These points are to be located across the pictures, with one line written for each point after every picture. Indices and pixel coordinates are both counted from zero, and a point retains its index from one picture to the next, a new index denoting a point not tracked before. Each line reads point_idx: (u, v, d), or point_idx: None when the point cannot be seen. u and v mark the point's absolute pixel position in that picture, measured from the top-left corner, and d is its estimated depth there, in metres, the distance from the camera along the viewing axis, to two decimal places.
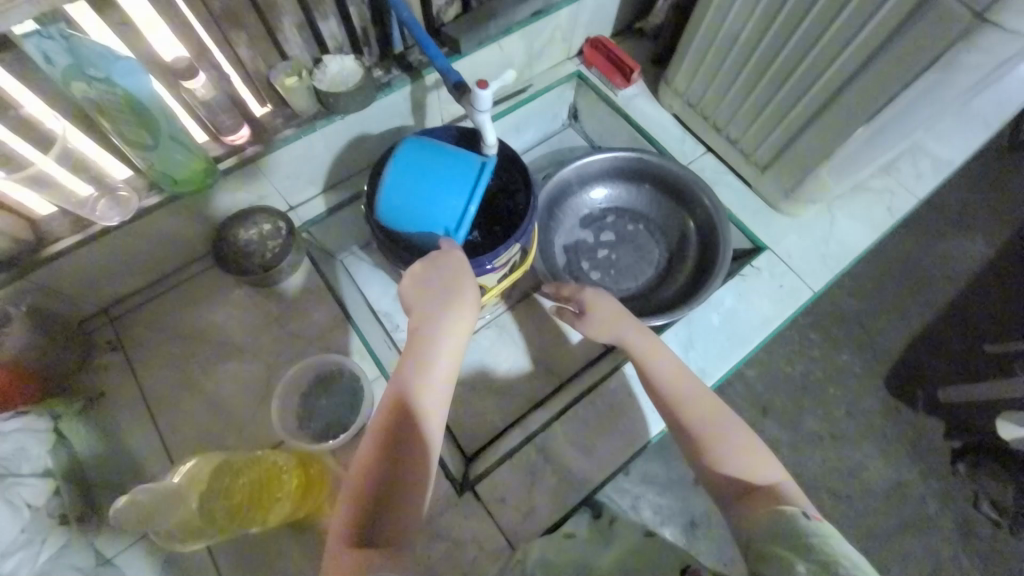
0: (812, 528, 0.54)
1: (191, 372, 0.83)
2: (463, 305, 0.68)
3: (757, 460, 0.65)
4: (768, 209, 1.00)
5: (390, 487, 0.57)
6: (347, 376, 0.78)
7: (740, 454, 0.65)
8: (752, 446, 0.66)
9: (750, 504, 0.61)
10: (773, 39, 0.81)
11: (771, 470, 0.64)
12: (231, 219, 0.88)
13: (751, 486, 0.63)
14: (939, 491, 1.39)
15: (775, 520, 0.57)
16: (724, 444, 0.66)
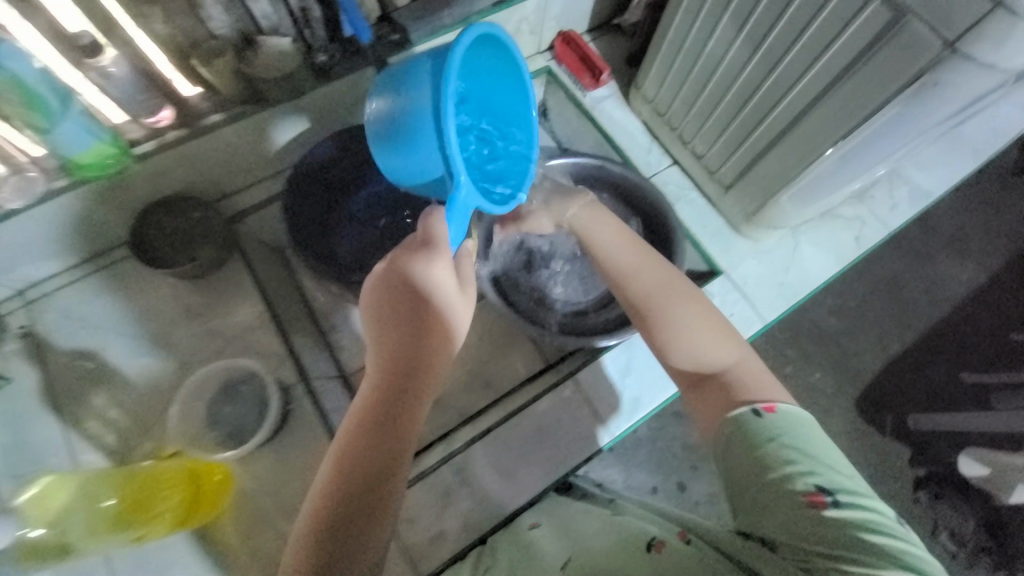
0: (767, 429, 0.54)
1: (105, 365, 0.80)
2: (457, 299, 0.61)
3: (723, 340, 0.65)
4: (729, 232, 0.95)
5: (367, 510, 0.53)
6: (256, 384, 0.76)
7: (704, 340, 0.65)
8: (708, 327, 0.66)
9: (698, 393, 0.62)
10: (739, 54, 0.74)
11: (728, 352, 0.63)
12: (158, 205, 0.83)
13: (702, 375, 0.63)
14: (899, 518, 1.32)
15: (731, 428, 0.56)
16: (691, 333, 0.65)
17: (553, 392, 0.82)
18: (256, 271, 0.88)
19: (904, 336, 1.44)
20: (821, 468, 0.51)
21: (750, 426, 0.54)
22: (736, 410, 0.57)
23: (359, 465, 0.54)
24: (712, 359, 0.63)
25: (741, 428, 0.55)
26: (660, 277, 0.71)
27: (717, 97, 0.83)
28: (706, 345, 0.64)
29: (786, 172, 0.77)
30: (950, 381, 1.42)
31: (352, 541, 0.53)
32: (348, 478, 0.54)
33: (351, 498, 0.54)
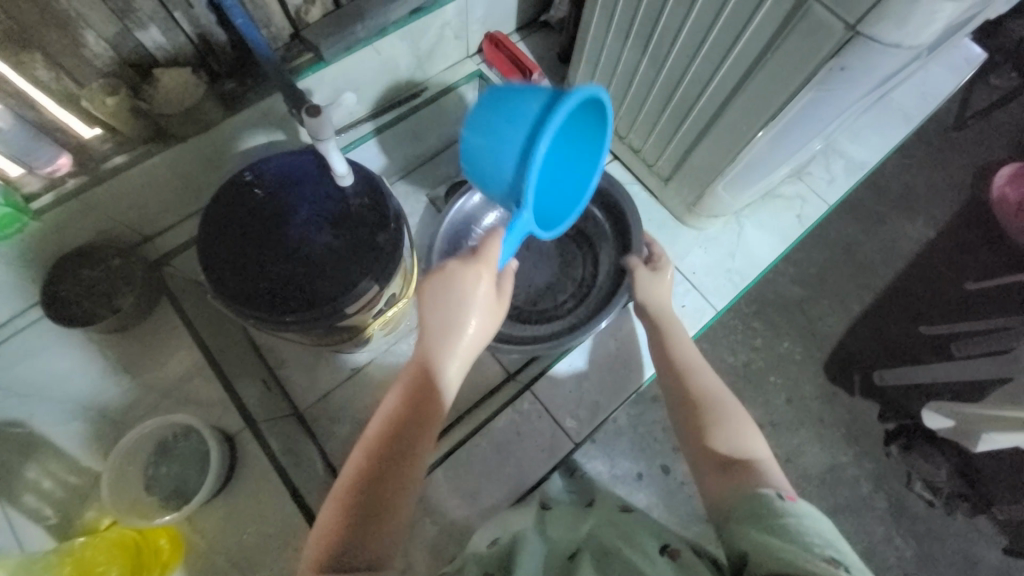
0: (789, 508, 0.47)
1: (30, 431, 0.75)
2: (488, 310, 0.63)
3: (741, 431, 0.59)
4: (675, 222, 0.95)
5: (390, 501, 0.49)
6: (193, 440, 0.73)
7: (725, 427, 0.59)
8: (743, 420, 0.60)
9: (726, 479, 0.54)
10: (651, 59, 0.76)
11: (754, 441, 0.57)
12: (69, 259, 0.78)
13: (731, 461, 0.55)
14: (873, 473, 1.31)
15: (745, 500, 0.50)
16: (730, 418, 0.60)
17: (510, 405, 0.81)
18: (189, 317, 0.84)
19: (862, 294, 1.42)
20: (843, 554, 0.42)
21: (765, 501, 0.48)
22: (761, 488, 0.50)
23: (390, 455, 0.51)
24: (732, 445, 0.57)
25: (756, 500, 0.49)
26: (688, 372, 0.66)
27: (645, 90, 0.82)
28: (727, 431, 0.59)
29: (717, 163, 0.78)
30: (909, 337, 1.40)
31: (370, 529, 0.47)
32: (393, 464, 0.51)
33: (383, 490, 0.50)
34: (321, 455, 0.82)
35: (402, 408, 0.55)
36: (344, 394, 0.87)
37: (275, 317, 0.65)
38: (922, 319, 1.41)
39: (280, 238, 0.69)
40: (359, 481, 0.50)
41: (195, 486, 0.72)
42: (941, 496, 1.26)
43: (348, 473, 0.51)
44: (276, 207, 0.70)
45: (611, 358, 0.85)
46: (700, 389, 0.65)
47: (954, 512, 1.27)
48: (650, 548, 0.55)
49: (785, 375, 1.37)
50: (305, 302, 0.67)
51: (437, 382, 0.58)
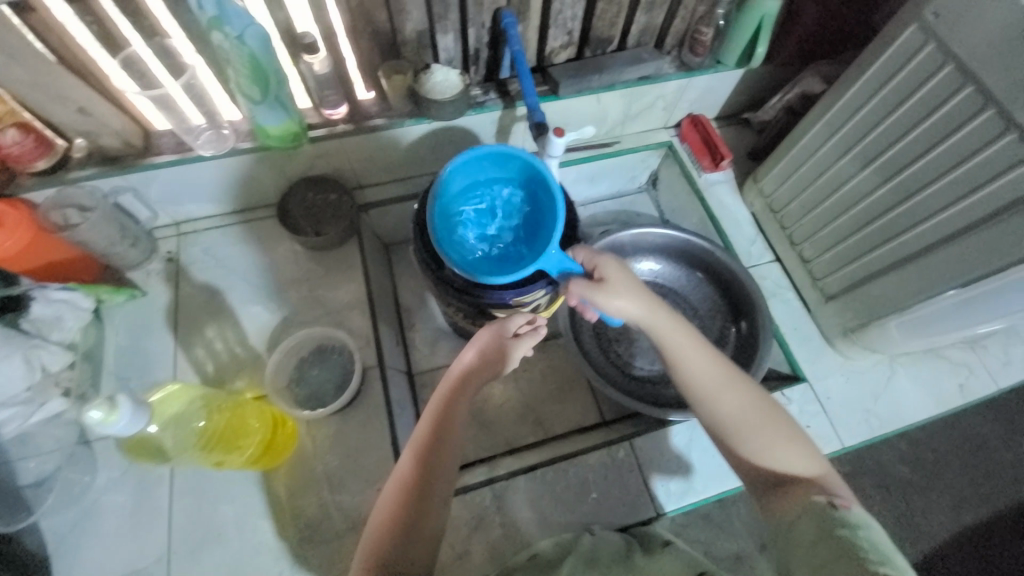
0: (843, 518, 0.47)
1: (219, 300, 0.91)
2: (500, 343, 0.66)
3: (787, 445, 0.56)
4: (821, 341, 0.93)
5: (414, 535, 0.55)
6: (341, 359, 0.84)
7: (765, 443, 0.56)
8: (789, 438, 0.56)
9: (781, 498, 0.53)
10: (862, 183, 0.80)
11: (800, 457, 0.55)
12: (305, 181, 0.95)
13: (782, 480, 0.54)
14: None
15: (800, 513, 0.50)
16: (780, 440, 0.56)
17: (606, 449, 0.82)
18: (365, 259, 0.96)
19: (993, 503, 1.22)
20: (902, 572, 0.42)
21: (819, 510, 0.49)
22: (813, 496, 0.51)
23: (408, 500, 0.56)
24: (785, 467, 0.55)
25: (807, 509, 0.50)
26: (719, 383, 0.59)
27: (841, 209, 0.85)
28: (771, 450, 0.56)
29: (902, 298, 0.77)
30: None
31: (405, 550, 0.54)
32: (409, 510, 0.56)
33: (409, 526, 0.55)
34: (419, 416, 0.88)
35: (418, 456, 0.59)
36: None
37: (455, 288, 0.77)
38: None
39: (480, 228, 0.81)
40: (386, 524, 0.55)
41: (326, 398, 0.81)
42: None
43: (377, 515, 0.57)
44: None
45: (716, 446, 0.84)
46: (737, 407, 0.58)
47: None
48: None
49: None
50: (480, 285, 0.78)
51: (451, 423, 0.61)
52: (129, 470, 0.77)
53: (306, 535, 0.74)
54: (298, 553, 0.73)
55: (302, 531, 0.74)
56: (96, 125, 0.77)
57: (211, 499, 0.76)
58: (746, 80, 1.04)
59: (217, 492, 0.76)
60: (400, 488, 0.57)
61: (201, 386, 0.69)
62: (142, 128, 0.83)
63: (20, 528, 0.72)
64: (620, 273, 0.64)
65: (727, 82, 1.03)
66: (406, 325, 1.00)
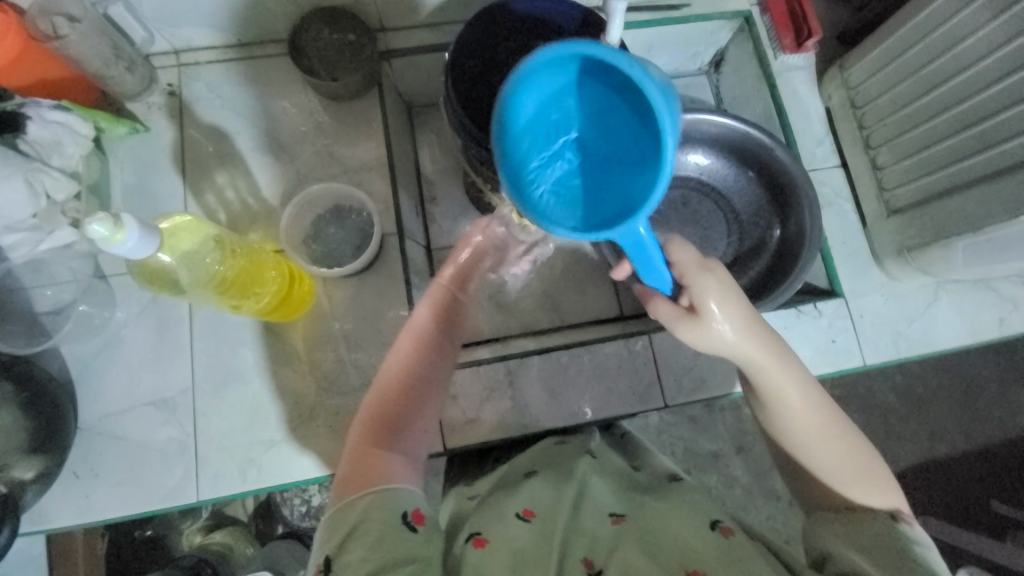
0: (909, 536, 0.49)
1: (228, 146, 0.83)
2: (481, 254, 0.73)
3: (874, 485, 0.52)
4: (869, 259, 0.87)
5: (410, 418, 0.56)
6: (359, 221, 0.79)
7: (848, 479, 0.52)
8: (872, 474, 0.52)
9: (839, 517, 0.52)
10: (983, 75, 0.67)
11: (884, 494, 0.52)
12: (321, 14, 0.82)
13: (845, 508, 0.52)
14: None
15: (876, 530, 0.50)
16: (856, 478, 0.52)
17: (623, 340, 0.81)
18: (387, 117, 0.87)
19: (979, 434, 1.26)
20: None
21: (879, 523, 0.50)
22: (881, 507, 0.51)
23: (404, 390, 0.57)
24: (864, 501, 0.52)
25: (885, 527, 0.49)
26: (822, 431, 0.52)
27: (941, 107, 0.73)
28: (852, 483, 0.52)
29: (978, 217, 0.69)
30: (978, 498, 1.25)
31: (407, 423, 0.56)
32: (405, 398, 0.57)
33: (409, 400, 0.57)
34: None
35: (412, 352, 0.60)
36: None
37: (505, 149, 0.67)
38: (1013, 488, 1.25)
39: None
40: (382, 409, 0.56)
41: (342, 260, 0.78)
42: None
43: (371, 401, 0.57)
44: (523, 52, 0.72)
45: None
46: (832, 450, 0.52)
47: None
48: (701, 522, 0.53)
49: None
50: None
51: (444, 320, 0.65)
52: (147, 308, 0.78)
53: (323, 387, 0.77)
54: (315, 401, 0.76)
55: (320, 383, 0.77)
56: None
57: (230, 344, 0.77)
58: None
59: (235, 339, 0.77)
60: (397, 380, 0.58)
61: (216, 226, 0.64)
62: None
63: (41, 350, 0.75)
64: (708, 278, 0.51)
65: None
66: (427, 198, 0.94)
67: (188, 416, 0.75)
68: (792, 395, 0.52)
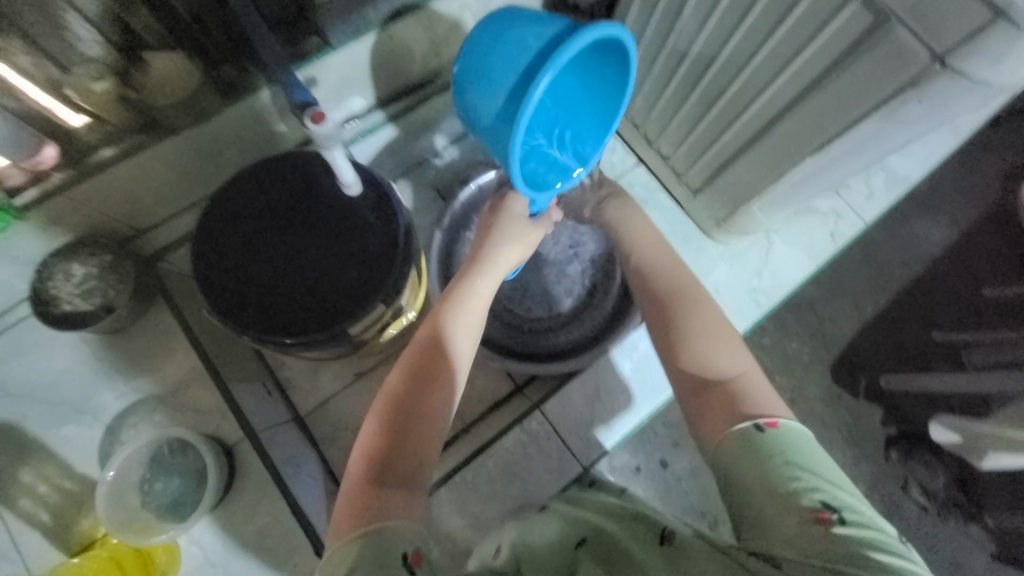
0: (772, 441, 0.47)
1: (17, 436, 0.73)
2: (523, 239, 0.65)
3: (725, 350, 0.57)
4: (700, 234, 0.90)
5: (416, 427, 0.50)
6: (190, 457, 0.71)
7: (700, 345, 0.57)
8: (722, 337, 0.58)
9: (711, 418, 0.52)
10: (695, 62, 0.69)
11: (736, 358, 0.56)
12: (57, 255, 0.74)
13: (710, 382, 0.54)
14: (870, 477, 1.27)
15: (736, 446, 0.48)
16: (708, 343, 0.57)
17: (518, 426, 0.79)
18: (186, 318, 0.79)
19: (885, 293, 1.34)
20: (829, 489, 0.44)
21: (750, 442, 0.48)
22: (740, 425, 0.49)
23: (399, 401, 0.51)
24: (717, 368, 0.55)
25: (745, 441, 0.48)
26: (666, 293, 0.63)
27: (682, 95, 0.75)
28: (703, 345, 0.57)
29: (758, 182, 0.72)
30: (920, 342, 1.32)
31: (402, 449, 0.49)
32: (408, 399, 0.51)
33: (404, 424, 0.50)
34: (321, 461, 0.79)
35: (423, 343, 0.56)
36: (345, 401, 0.81)
37: (298, 340, 0.62)
38: (936, 325, 1.33)
39: (283, 250, 0.64)
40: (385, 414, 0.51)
41: (193, 501, 0.70)
42: (937, 503, 1.24)
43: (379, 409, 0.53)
44: (271, 219, 0.65)
45: (623, 379, 0.82)
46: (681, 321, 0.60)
47: (948, 520, 1.25)
48: (648, 538, 0.50)
49: (791, 380, 1.31)
50: (318, 317, 0.63)
51: (449, 331, 0.57)
52: None
53: None
54: None
55: None
56: None
57: None
58: None
59: None
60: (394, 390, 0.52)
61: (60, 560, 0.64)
62: None
63: None
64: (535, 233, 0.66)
65: None
66: None
67: None
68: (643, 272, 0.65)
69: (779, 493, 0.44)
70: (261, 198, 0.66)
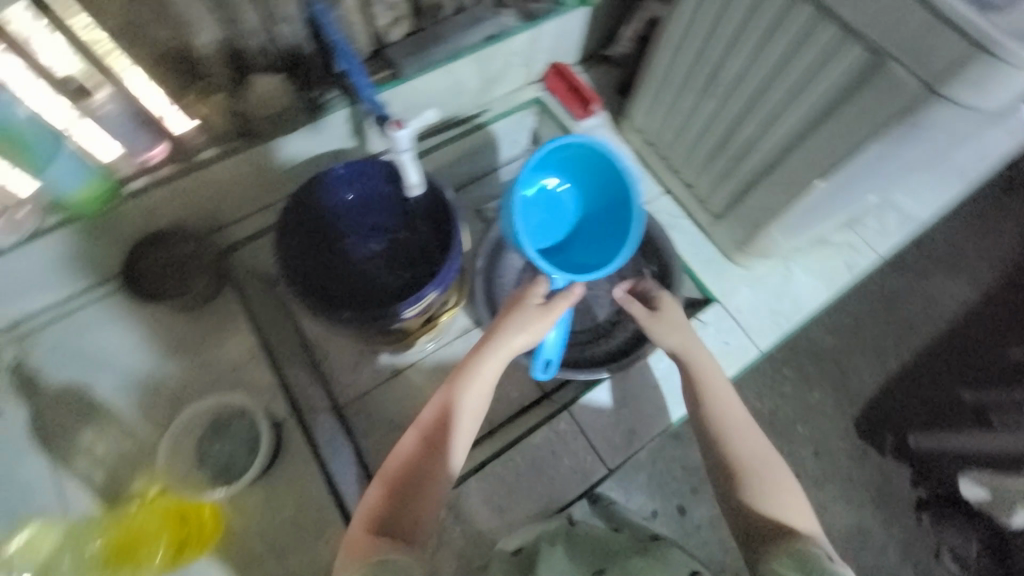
0: (836, 569, 0.52)
1: (88, 399, 0.80)
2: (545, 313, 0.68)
3: (791, 501, 0.62)
4: (722, 259, 0.96)
5: (426, 488, 0.59)
6: (245, 423, 0.76)
7: (766, 491, 0.62)
8: (788, 488, 0.63)
9: (773, 543, 0.58)
10: (720, 95, 0.78)
11: (801, 512, 0.61)
12: (146, 242, 0.82)
13: (778, 526, 0.59)
14: (902, 538, 1.23)
15: (798, 563, 0.54)
16: (781, 491, 0.62)
17: (546, 424, 0.82)
18: (249, 306, 0.88)
19: (908, 346, 1.35)
20: None
21: (818, 565, 0.53)
22: (809, 552, 0.55)
23: (414, 465, 0.59)
24: (787, 518, 0.60)
25: (810, 564, 0.53)
26: (748, 428, 0.66)
27: (705, 129, 0.85)
28: (779, 500, 0.61)
29: (775, 206, 0.79)
30: (947, 397, 1.31)
31: (405, 509, 0.58)
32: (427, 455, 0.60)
33: (412, 488, 0.58)
34: (356, 452, 0.83)
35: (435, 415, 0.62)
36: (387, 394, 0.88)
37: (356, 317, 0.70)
38: (962, 381, 1.32)
39: None
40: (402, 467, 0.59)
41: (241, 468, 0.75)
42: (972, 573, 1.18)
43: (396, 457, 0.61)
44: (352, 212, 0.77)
45: (650, 387, 0.85)
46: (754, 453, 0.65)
47: None
48: None
49: (813, 424, 1.30)
50: (358, 301, 0.76)
51: (461, 403, 0.63)
52: None
53: None
54: None
55: None
56: None
57: None
58: (595, 16, 1.00)
59: None
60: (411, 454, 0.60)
61: (86, 521, 0.67)
62: None
63: None
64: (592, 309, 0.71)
65: (578, 21, 0.99)
66: None
67: None
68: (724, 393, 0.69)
69: None
70: (387, 203, 0.80)
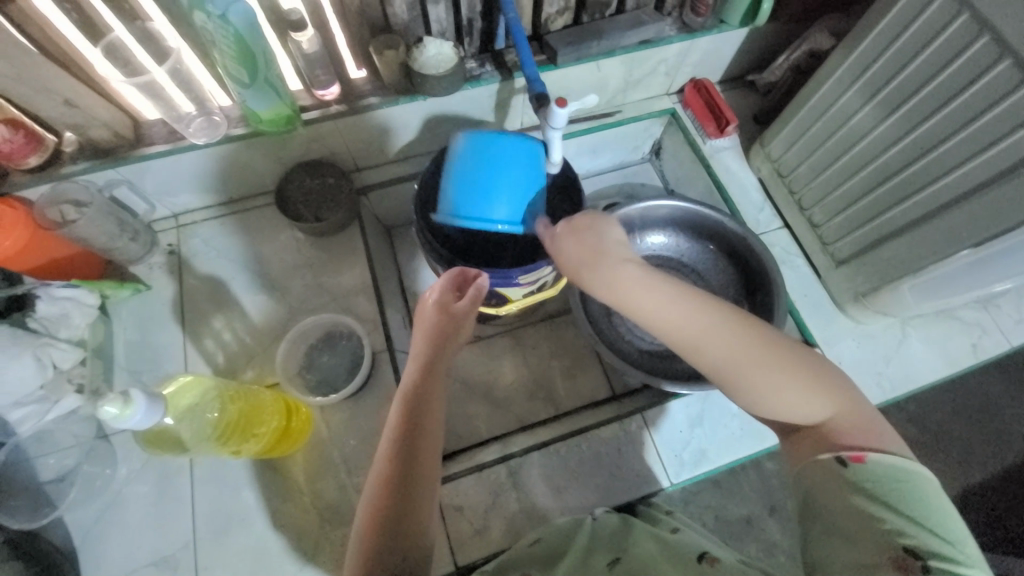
0: (859, 475, 0.47)
1: (222, 291, 0.91)
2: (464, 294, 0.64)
3: (808, 389, 0.52)
4: (832, 307, 0.93)
5: (416, 488, 0.54)
6: (353, 343, 0.86)
7: (772, 388, 0.52)
8: (795, 374, 0.53)
9: (796, 445, 0.53)
10: (876, 141, 0.76)
11: (821, 400, 0.52)
12: (302, 166, 0.93)
13: (795, 425, 0.53)
14: None
15: (818, 475, 0.49)
16: (790, 382, 0.52)
17: (618, 421, 0.83)
18: (368, 244, 0.95)
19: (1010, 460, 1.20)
20: (924, 526, 0.43)
21: (833, 474, 0.48)
22: (825, 453, 0.50)
23: (394, 474, 0.54)
24: (802, 413, 0.52)
25: (827, 473, 0.49)
26: (717, 335, 0.54)
27: (848, 171, 0.82)
28: (790, 393, 0.52)
29: (910, 264, 0.76)
30: None
31: (406, 516, 0.52)
32: (404, 458, 0.55)
33: (402, 491, 0.54)
34: None
35: (395, 425, 0.57)
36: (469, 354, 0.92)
37: None
38: None
39: None
40: (381, 482, 0.54)
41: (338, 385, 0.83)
42: None
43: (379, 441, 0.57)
44: None
45: (728, 416, 0.84)
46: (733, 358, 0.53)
47: None
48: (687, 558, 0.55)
49: None
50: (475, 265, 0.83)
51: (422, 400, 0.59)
52: (144, 460, 0.79)
53: (326, 517, 0.77)
54: (320, 535, 0.76)
55: (321, 515, 0.77)
56: (88, 118, 0.75)
57: (230, 488, 0.77)
58: (751, 40, 0.99)
59: (234, 482, 0.78)
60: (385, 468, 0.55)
61: (215, 377, 0.71)
62: (131, 117, 0.81)
63: (45, 522, 0.74)
64: (607, 241, 0.59)
65: (733, 41, 0.98)
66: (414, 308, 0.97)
67: (191, 573, 0.74)
68: (676, 309, 0.55)
69: (864, 530, 0.45)
70: None
